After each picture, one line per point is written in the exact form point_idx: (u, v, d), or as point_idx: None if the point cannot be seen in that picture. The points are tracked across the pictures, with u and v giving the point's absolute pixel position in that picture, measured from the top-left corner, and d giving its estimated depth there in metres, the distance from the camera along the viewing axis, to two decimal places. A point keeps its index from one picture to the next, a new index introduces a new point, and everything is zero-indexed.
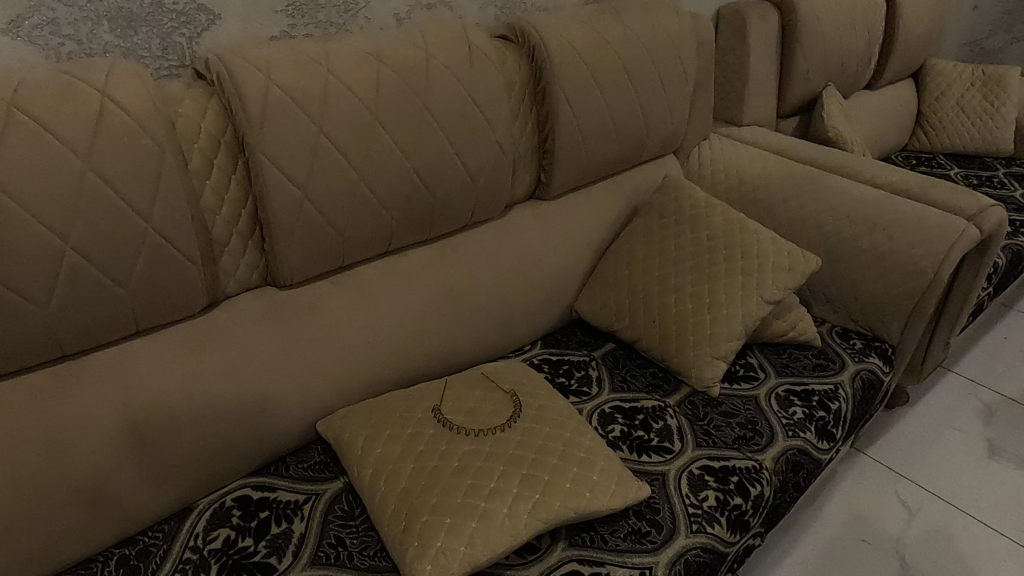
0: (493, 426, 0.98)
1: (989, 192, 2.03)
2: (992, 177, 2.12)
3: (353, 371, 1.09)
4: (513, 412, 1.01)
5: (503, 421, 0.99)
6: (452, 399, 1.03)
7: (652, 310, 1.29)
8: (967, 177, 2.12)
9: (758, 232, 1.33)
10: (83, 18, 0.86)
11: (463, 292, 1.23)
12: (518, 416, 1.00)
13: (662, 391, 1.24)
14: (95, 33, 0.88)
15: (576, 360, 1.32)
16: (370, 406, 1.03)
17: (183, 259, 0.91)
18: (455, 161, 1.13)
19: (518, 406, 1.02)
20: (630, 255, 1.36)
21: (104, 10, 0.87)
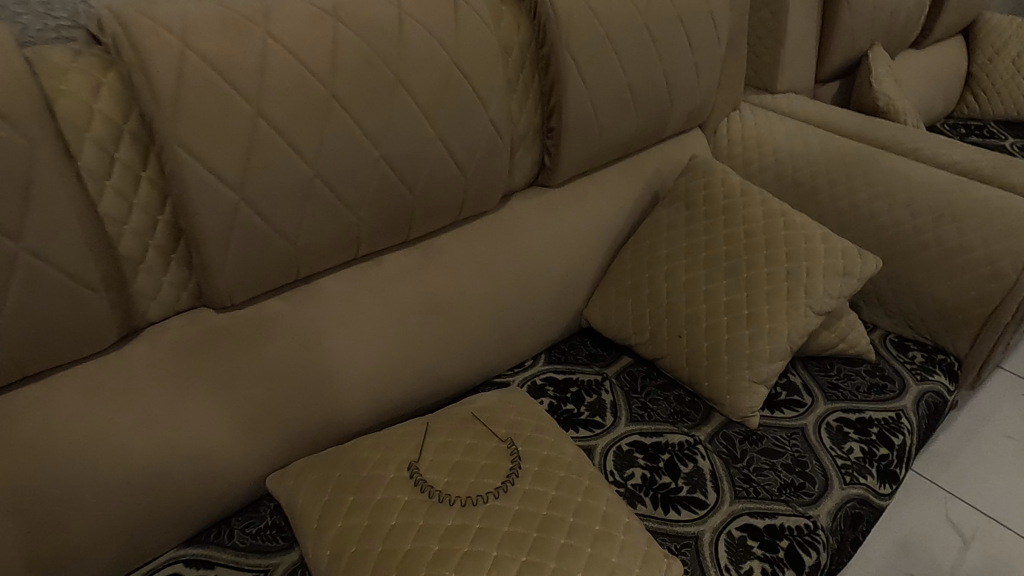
0: (485, 490, 0.77)
1: None
2: None
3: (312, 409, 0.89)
4: (511, 470, 0.80)
5: (497, 483, 0.78)
6: (434, 451, 0.82)
7: (679, 322, 1.08)
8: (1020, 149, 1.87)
9: (807, 226, 1.10)
10: None
11: (450, 305, 1.01)
12: (517, 474, 0.79)
13: (689, 421, 1.04)
14: None
15: (586, 380, 1.12)
16: (332, 457, 0.83)
17: (75, 286, 0.70)
18: (436, 147, 0.90)
19: (517, 461, 0.81)
20: (650, 254, 1.14)
21: None
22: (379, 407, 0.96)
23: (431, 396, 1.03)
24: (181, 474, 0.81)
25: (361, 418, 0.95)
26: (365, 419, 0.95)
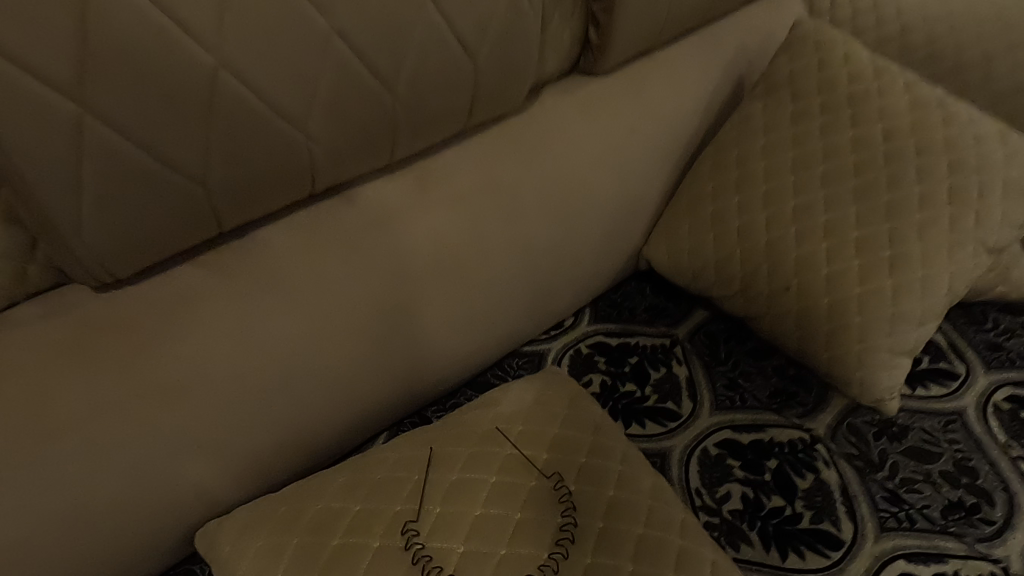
0: (523, 569, 0.52)
1: None
2: None
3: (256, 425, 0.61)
4: (560, 534, 0.54)
5: (541, 555, 0.53)
6: (447, 500, 0.55)
7: (784, 269, 0.76)
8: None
9: (976, 122, 0.75)
10: None
11: (459, 258, 0.70)
12: (569, 538, 0.54)
13: (799, 407, 0.75)
14: None
15: (649, 347, 0.83)
16: (290, 511, 0.55)
17: None
18: (425, 14, 0.55)
19: (570, 517, 0.55)
20: (739, 170, 0.81)
21: None
22: (362, 403, 0.68)
23: (435, 378, 0.75)
24: (68, 538, 0.55)
25: (337, 421, 0.67)
26: (345, 421, 0.68)
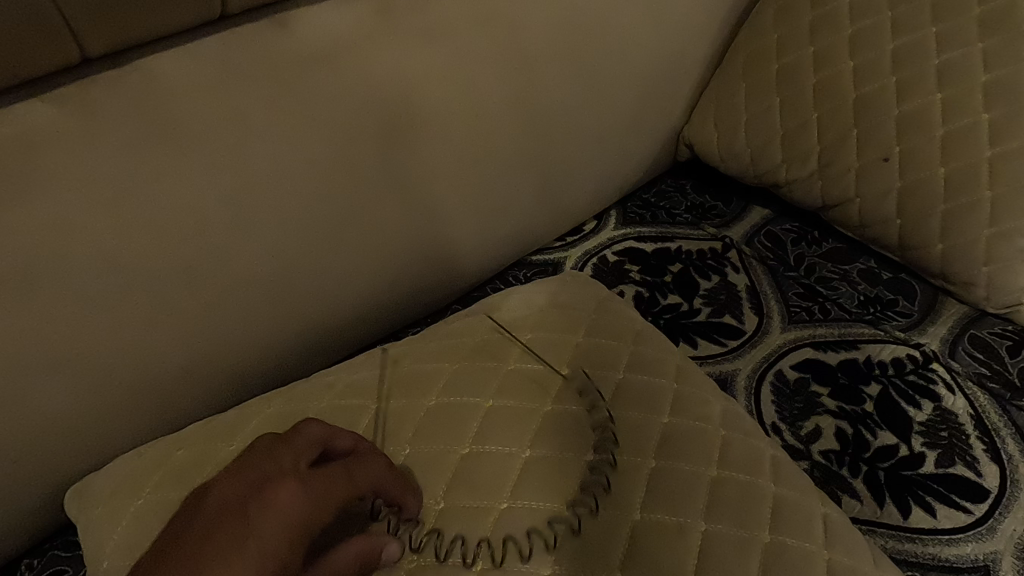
0: (529, 501, 0.38)
1: None
2: None
3: (183, 335, 0.47)
4: (581, 464, 0.39)
5: (553, 484, 0.39)
6: (426, 437, 0.42)
7: (877, 137, 0.57)
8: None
9: None
10: None
11: (447, 124, 0.53)
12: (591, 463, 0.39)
13: (902, 318, 0.57)
14: None
15: (695, 251, 0.64)
16: (222, 438, 0.44)
17: None
18: None
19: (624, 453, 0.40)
20: (815, 9, 0.61)
21: None
22: (314, 307, 0.53)
23: (412, 278, 0.59)
24: None
25: (290, 331, 0.53)
26: (290, 328, 0.53)
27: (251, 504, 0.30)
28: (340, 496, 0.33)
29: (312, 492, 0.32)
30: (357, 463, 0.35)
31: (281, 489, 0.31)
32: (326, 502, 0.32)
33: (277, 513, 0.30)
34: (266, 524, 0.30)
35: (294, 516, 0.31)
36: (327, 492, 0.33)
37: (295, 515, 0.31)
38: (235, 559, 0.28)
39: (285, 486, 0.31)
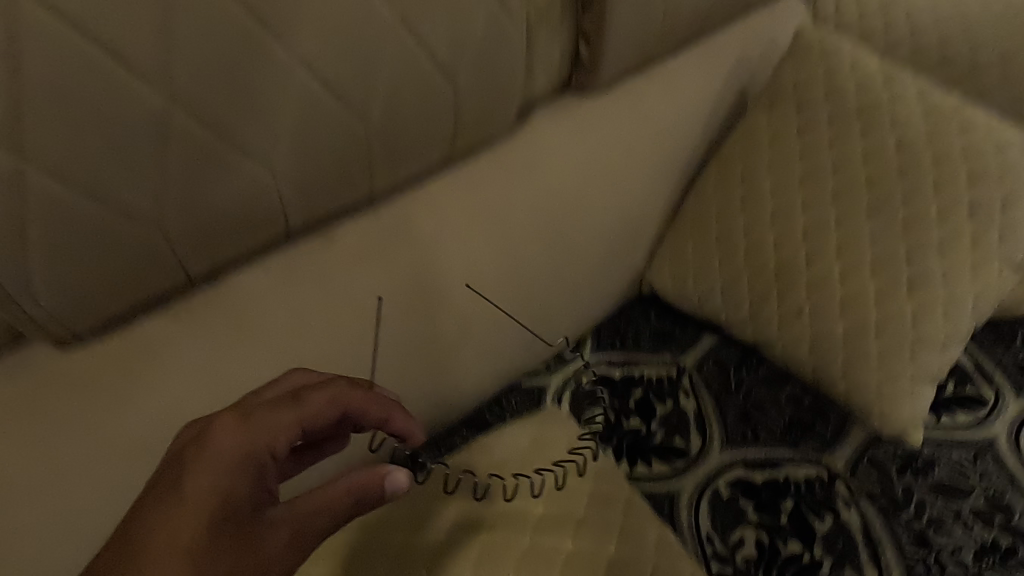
0: None
1: None
2: None
3: None
4: None
5: None
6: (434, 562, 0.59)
7: (795, 294, 0.72)
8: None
9: (990, 128, 0.71)
10: None
11: (450, 294, 0.68)
12: None
13: (817, 441, 0.70)
14: None
15: (654, 380, 0.78)
16: None
17: None
18: (402, 46, 0.53)
19: None
20: (744, 186, 0.77)
21: None
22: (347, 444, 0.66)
23: (422, 411, 0.73)
24: None
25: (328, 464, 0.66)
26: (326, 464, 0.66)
27: (192, 446, 0.43)
28: (280, 423, 0.45)
29: (229, 445, 0.43)
30: (288, 412, 0.46)
31: (201, 449, 0.43)
32: (261, 430, 0.44)
33: (218, 450, 0.43)
34: (202, 462, 0.42)
35: (227, 449, 0.43)
36: (244, 444, 0.43)
37: (229, 450, 0.43)
38: (175, 498, 0.41)
39: (203, 446, 0.43)
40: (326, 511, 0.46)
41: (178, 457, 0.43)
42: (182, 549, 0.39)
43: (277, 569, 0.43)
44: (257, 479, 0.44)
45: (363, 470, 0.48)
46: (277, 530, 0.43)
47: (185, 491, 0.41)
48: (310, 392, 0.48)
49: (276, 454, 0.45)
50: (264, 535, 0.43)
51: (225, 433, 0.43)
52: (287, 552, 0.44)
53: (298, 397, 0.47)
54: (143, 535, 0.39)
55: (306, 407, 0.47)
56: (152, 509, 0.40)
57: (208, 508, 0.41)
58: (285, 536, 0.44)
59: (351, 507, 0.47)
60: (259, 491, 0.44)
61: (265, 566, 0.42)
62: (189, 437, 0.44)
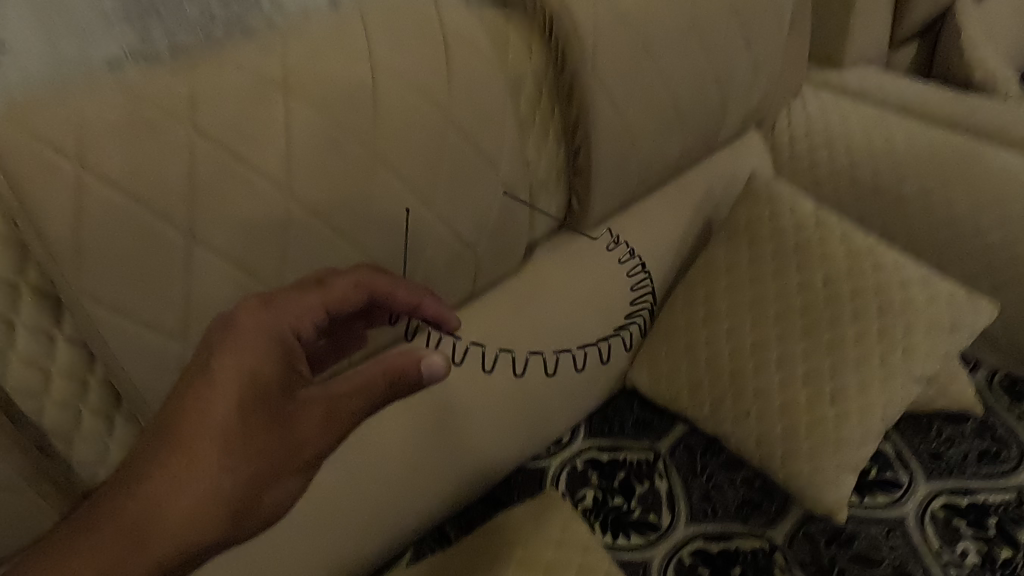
0: None
1: None
2: None
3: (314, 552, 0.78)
4: None
5: None
6: None
7: (745, 398, 0.90)
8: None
9: (898, 266, 0.90)
10: None
11: (471, 400, 0.87)
12: None
13: (761, 517, 0.89)
14: None
15: (635, 462, 0.95)
16: None
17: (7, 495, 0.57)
18: (437, 230, 0.74)
19: None
20: (706, 307, 0.96)
21: None
22: (391, 526, 0.84)
23: (451, 495, 0.89)
24: None
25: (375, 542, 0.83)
26: (374, 542, 0.83)
27: (224, 328, 0.58)
28: (296, 308, 0.61)
29: (258, 328, 0.58)
30: (302, 297, 0.62)
31: (234, 330, 0.58)
32: (281, 319, 0.60)
33: (249, 329, 0.58)
34: (234, 342, 0.57)
35: (252, 332, 0.58)
36: (267, 321, 0.59)
37: (255, 330, 0.58)
38: (214, 377, 0.56)
39: (235, 326, 0.58)
40: (355, 394, 0.62)
41: (211, 341, 0.58)
42: (224, 428, 0.55)
43: (311, 440, 0.59)
44: (284, 363, 0.59)
45: (395, 356, 0.64)
46: (311, 404, 0.60)
47: (216, 369, 0.56)
48: (336, 280, 0.64)
49: (301, 333, 0.62)
50: (299, 412, 0.59)
51: (254, 314, 0.59)
52: (322, 431, 0.60)
53: (321, 285, 0.63)
54: (190, 408, 0.55)
55: (331, 290, 0.63)
56: (196, 382, 0.56)
57: (243, 385, 0.56)
58: (319, 411, 0.60)
59: (385, 390, 0.63)
60: (287, 370, 0.60)
61: (303, 439, 0.59)
62: (220, 323, 0.58)
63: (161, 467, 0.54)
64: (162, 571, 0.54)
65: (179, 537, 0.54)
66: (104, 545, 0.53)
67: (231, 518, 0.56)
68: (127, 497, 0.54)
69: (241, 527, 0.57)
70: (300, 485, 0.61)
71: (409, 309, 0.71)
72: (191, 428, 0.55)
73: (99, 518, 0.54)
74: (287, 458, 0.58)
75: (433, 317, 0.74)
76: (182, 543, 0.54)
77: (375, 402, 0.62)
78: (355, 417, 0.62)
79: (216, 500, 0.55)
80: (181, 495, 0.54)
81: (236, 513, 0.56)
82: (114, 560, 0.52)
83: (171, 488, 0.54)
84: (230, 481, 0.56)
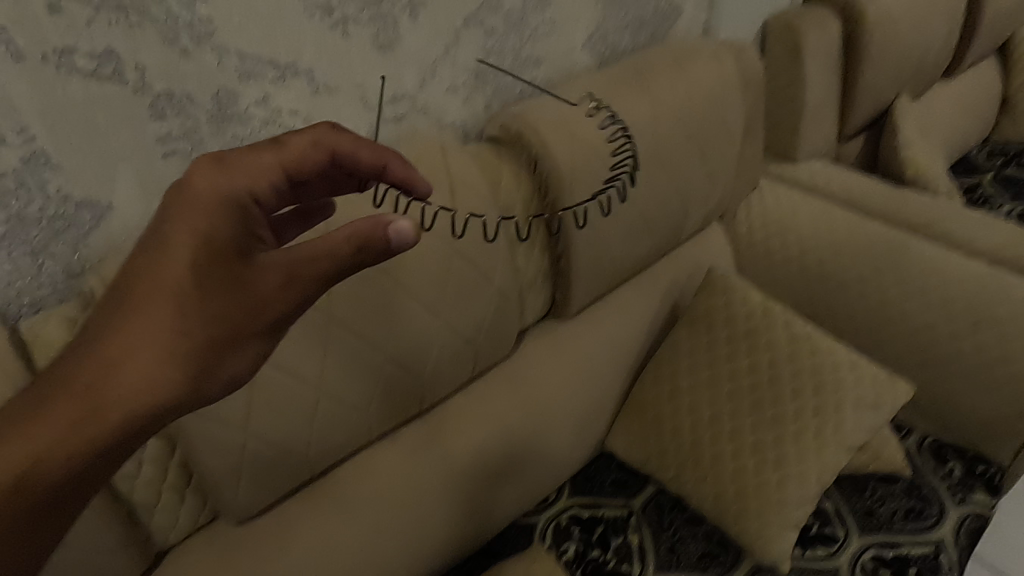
0: None
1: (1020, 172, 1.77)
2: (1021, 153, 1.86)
3: None
4: None
5: None
6: None
7: (703, 464, 1.06)
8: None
9: (831, 351, 1.07)
10: None
11: (472, 468, 1.01)
12: None
13: (719, 567, 1.04)
14: None
15: (612, 517, 1.11)
16: None
17: (109, 554, 0.74)
18: (442, 333, 0.90)
19: None
20: (671, 384, 1.13)
21: None
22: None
23: (454, 550, 1.03)
24: None
25: None
26: None
27: (174, 191, 0.51)
28: (252, 168, 0.55)
29: (209, 194, 0.51)
30: (258, 159, 0.56)
31: (184, 198, 0.50)
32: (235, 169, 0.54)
33: (199, 191, 0.51)
34: (185, 203, 0.50)
35: (203, 198, 0.50)
36: (223, 191, 0.52)
37: (207, 186, 0.51)
38: (165, 246, 0.49)
39: (186, 185, 0.51)
40: (323, 254, 0.52)
41: (162, 207, 0.51)
42: (176, 286, 0.47)
43: (271, 302, 0.50)
44: (241, 223, 0.52)
45: (363, 219, 0.53)
46: (268, 269, 0.51)
47: (167, 236, 0.49)
48: (294, 139, 0.60)
49: (258, 196, 0.54)
50: (255, 274, 0.50)
51: (204, 173, 0.52)
52: (282, 289, 0.51)
53: (281, 146, 0.58)
54: (143, 274, 0.48)
55: (288, 150, 0.59)
56: (145, 258, 0.48)
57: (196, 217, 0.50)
58: (280, 274, 0.51)
59: (352, 256, 0.52)
60: (245, 229, 0.52)
61: (261, 301, 0.50)
62: (172, 185, 0.51)
63: (113, 330, 0.46)
64: (119, 440, 0.45)
65: (133, 395, 0.45)
66: (51, 406, 0.44)
67: (191, 381, 0.48)
68: (74, 372, 0.45)
69: (200, 398, 0.48)
70: (260, 355, 0.52)
71: (376, 173, 0.67)
72: (141, 291, 0.47)
73: (41, 394, 0.44)
74: (244, 323, 0.50)
75: (402, 182, 0.70)
76: (139, 405, 0.45)
77: (344, 271, 0.53)
78: (323, 283, 0.53)
79: (170, 367, 0.46)
80: (134, 365, 0.46)
81: (196, 375, 0.48)
82: (63, 430, 0.43)
83: (122, 354, 0.46)
84: (185, 347, 0.47)
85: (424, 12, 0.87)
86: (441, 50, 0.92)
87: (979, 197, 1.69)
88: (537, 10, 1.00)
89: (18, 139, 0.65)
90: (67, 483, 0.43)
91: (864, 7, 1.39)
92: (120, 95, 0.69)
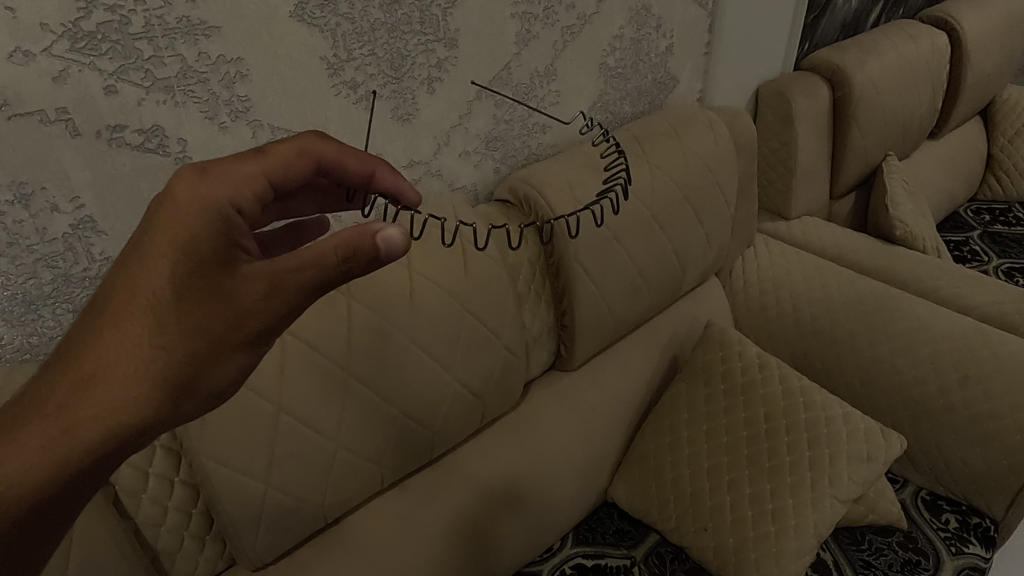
0: None
1: (1006, 230, 1.84)
2: (1007, 211, 1.93)
3: None
4: None
5: None
6: None
7: (703, 514, 1.09)
8: (1011, 272, 1.65)
9: (825, 405, 1.11)
10: (22, 308, 0.72)
11: (478, 517, 1.04)
12: None
13: None
14: (22, 323, 0.73)
15: (615, 567, 1.13)
16: None
17: None
18: (453, 386, 0.94)
19: None
20: (670, 435, 1.17)
21: (25, 297, 0.72)
22: None
23: None
24: None
25: None
26: None
27: (157, 205, 0.51)
28: (234, 180, 0.55)
29: (192, 210, 0.51)
30: (241, 170, 0.56)
31: (167, 215, 0.50)
32: (216, 179, 0.53)
33: (183, 201, 0.51)
34: (168, 219, 0.50)
35: (185, 214, 0.51)
36: (205, 205, 0.51)
37: (188, 200, 0.51)
38: (149, 262, 0.50)
39: (168, 200, 0.51)
40: (307, 266, 0.52)
41: (146, 220, 0.51)
42: (156, 301, 0.49)
43: (252, 312, 0.51)
44: (225, 233, 0.52)
45: (349, 228, 0.53)
46: (251, 284, 0.51)
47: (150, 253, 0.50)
48: (277, 148, 0.61)
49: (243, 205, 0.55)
50: (238, 285, 0.51)
51: (186, 182, 0.51)
52: (266, 302, 0.51)
53: (264, 156, 0.59)
54: (123, 289, 0.50)
55: (272, 160, 0.59)
56: (127, 272, 0.50)
57: (178, 233, 0.50)
58: (264, 285, 0.51)
59: (338, 266, 0.52)
60: (228, 239, 0.52)
61: (244, 313, 0.51)
62: (155, 199, 0.51)
63: (96, 345, 0.49)
64: (107, 448, 0.48)
65: (117, 407, 0.48)
66: (35, 419, 0.46)
67: (171, 393, 0.50)
68: (56, 385, 0.47)
69: (179, 408, 0.50)
70: (247, 363, 0.53)
71: (362, 181, 0.72)
72: (121, 307, 0.49)
73: (24, 406, 0.47)
74: (225, 336, 0.51)
75: (389, 192, 0.75)
76: (124, 417, 0.48)
77: (327, 281, 0.53)
78: (306, 292, 0.53)
79: (149, 380, 0.49)
80: (112, 380, 0.48)
81: (177, 387, 0.50)
82: (50, 440, 0.46)
83: (102, 370, 0.48)
84: (167, 360, 0.49)
85: (440, 86, 0.94)
86: (455, 120, 0.99)
87: (968, 253, 1.75)
88: (544, 82, 1.08)
89: (70, 207, 0.71)
90: (50, 488, 0.46)
91: (850, 76, 1.48)
92: (163, 166, 0.75)
